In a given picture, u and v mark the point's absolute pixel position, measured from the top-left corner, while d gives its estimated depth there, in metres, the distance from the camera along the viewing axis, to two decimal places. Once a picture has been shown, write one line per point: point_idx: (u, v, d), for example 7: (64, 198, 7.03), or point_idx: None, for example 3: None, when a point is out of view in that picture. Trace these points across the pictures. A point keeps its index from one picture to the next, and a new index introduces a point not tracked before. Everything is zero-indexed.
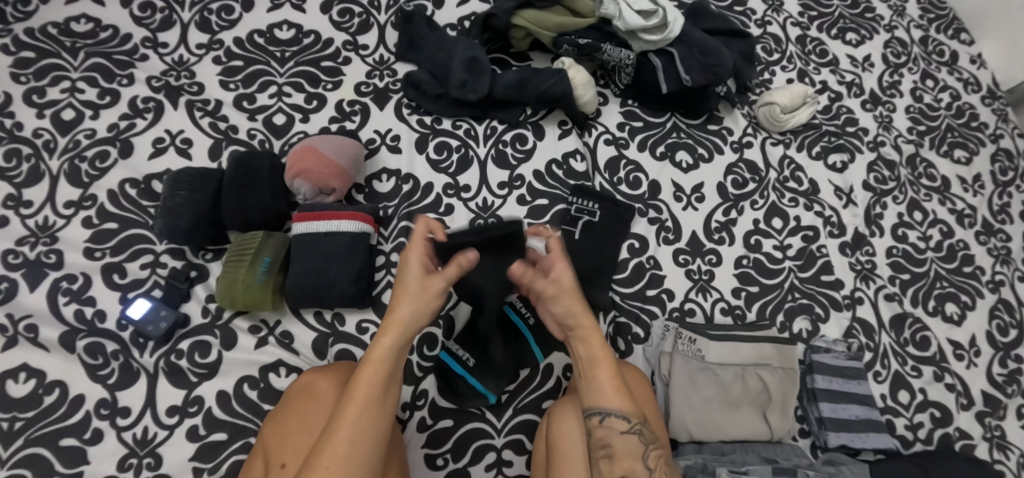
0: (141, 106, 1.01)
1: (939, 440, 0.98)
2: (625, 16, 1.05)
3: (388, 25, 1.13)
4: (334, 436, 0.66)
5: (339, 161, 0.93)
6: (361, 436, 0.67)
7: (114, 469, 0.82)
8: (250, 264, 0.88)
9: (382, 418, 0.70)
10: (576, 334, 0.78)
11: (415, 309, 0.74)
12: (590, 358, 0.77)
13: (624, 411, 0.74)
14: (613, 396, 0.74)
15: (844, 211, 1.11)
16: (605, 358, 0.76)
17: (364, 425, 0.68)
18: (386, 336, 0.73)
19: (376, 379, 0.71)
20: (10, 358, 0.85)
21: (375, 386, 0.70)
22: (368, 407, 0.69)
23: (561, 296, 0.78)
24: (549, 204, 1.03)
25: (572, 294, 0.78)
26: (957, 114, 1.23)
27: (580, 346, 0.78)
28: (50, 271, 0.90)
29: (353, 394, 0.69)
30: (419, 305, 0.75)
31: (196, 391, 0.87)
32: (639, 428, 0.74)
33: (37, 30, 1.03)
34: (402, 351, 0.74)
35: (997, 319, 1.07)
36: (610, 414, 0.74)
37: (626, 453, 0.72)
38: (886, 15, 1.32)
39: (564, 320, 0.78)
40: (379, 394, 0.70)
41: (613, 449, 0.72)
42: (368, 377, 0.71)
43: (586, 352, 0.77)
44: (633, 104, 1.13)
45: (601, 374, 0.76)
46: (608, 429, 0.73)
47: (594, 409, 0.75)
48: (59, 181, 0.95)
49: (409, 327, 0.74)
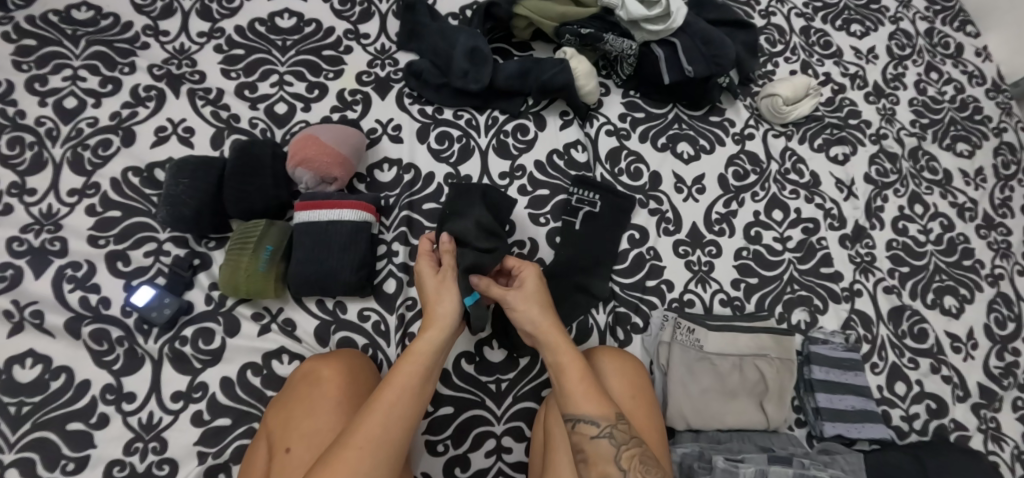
0: (143, 95, 1.01)
1: (934, 431, 0.99)
2: (628, 4, 1.05)
3: (390, 14, 1.12)
4: (371, 413, 0.69)
5: (339, 150, 0.93)
6: (398, 419, 0.70)
7: (120, 453, 0.84)
8: (253, 252, 0.88)
9: (417, 408, 0.73)
10: (542, 340, 0.81)
11: (452, 308, 0.81)
12: (557, 362, 0.79)
13: (590, 414, 0.74)
14: (579, 398, 0.75)
15: (844, 204, 1.11)
16: (569, 359, 0.78)
17: (403, 410, 0.71)
18: (430, 331, 0.79)
19: (418, 366, 0.75)
20: (16, 344, 0.86)
21: (419, 375, 0.74)
22: (410, 391, 0.73)
23: (524, 304, 0.83)
24: (549, 194, 1.04)
25: (531, 298, 0.84)
26: (961, 107, 1.23)
27: (545, 350, 0.81)
28: (55, 258, 0.91)
29: (395, 378, 0.73)
30: (453, 303, 0.82)
31: (200, 377, 0.88)
32: (610, 431, 0.73)
33: (38, 17, 1.03)
34: (443, 350, 0.79)
35: (996, 312, 1.08)
36: (580, 419, 0.74)
37: (599, 457, 0.72)
38: (891, 7, 1.31)
39: (530, 328, 0.82)
40: (421, 384, 0.74)
41: (587, 455, 0.73)
42: (408, 366, 0.75)
43: (552, 356, 0.80)
44: (635, 95, 1.13)
45: (568, 378, 0.77)
46: (579, 435, 0.73)
47: (566, 416, 0.75)
48: (63, 169, 0.96)
49: (448, 322, 0.80)
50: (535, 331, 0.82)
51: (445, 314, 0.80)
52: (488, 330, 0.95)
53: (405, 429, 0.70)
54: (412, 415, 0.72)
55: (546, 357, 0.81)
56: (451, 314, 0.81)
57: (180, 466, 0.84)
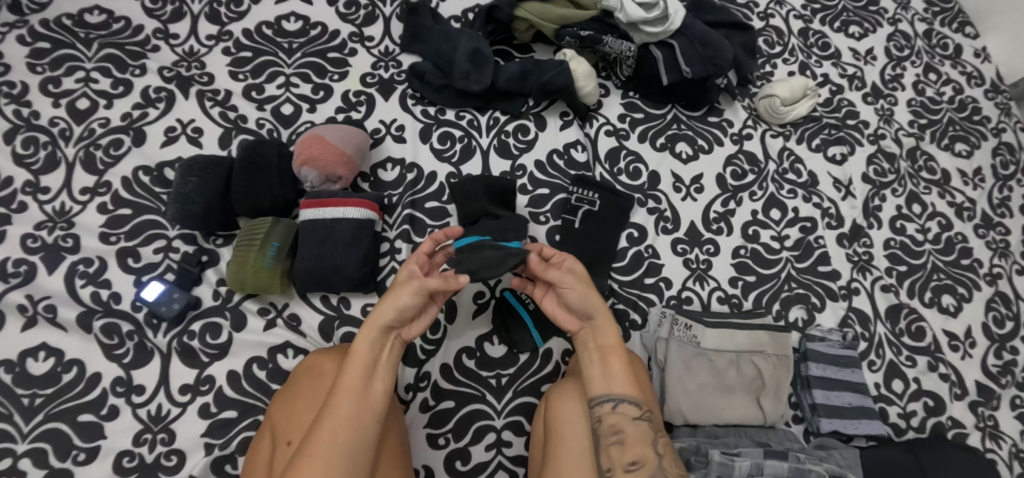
0: (153, 96, 1.04)
1: (932, 429, 0.99)
2: (626, 8, 1.07)
3: (393, 17, 1.15)
4: (321, 427, 0.69)
5: (344, 149, 0.96)
6: (344, 434, 0.69)
7: (129, 444, 0.86)
8: (260, 248, 0.91)
9: (365, 412, 0.72)
10: (593, 322, 0.81)
11: (391, 306, 0.76)
12: (605, 345, 0.80)
13: (634, 397, 0.77)
14: (624, 382, 0.77)
15: (842, 203, 1.12)
16: (620, 343, 0.80)
17: (348, 419, 0.70)
18: (364, 334, 0.76)
19: (359, 371, 0.74)
20: (30, 337, 0.89)
21: (360, 379, 0.73)
22: (354, 399, 0.72)
23: (579, 283, 0.80)
24: (549, 193, 1.05)
25: (586, 279, 0.81)
26: (959, 108, 1.24)
27: (597, 332, 0.81)
28: (68, 255, 0.93)
29: (342, 387, 0.72)
30: (397, 302, 0.76)
31: (207, 371, 0.90)
32: (647, 415, 0.77)
33: (52, 21, 1.06)
34: (384, 346, 0.77)
35: (994, 311, 1.09)
36: (622, 401, 0.76)
37: (636, 440, 0.75)
38: (889, 9, 1.32)
39: (585, 306, 0.80)
40: (363, 387, 0.73)
41: (625, 435, 0.75)
42: (351, 370, 0.73)
43: (603, 339, 0.80)
44: (634, 96, 1.14)
45: (615, 361, 0.79)
46: (620, 415, 0.76)
47: (607, 397, 0.77)
48: (75, 168, 0.98)
49: (385, 324, 0.76)
50: (590, 312, 0.80)
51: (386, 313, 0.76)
52: (489, 326, 0.97)
53: (356, 437, 0.70)
54: (359, 421, 0.71)
55: (595, 339, 0.81)
56: (392, 314, 0.76)
57: (187, 457, 0.86)
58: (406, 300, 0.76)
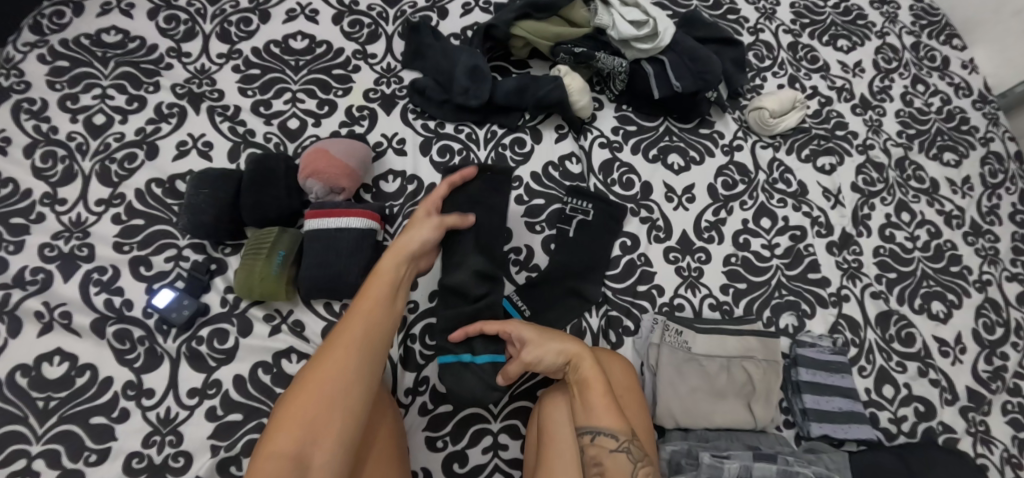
0: (166, 112, 1.09)
1: (922, 433, 1.01)
2: (618, 26, 1.12)
3: (396, 35, 1.19)
4: (350, 324, 0.80)
5: (348, 163, 1.00)
6: (370, 330, 0.80)
7: (139, 445, 0.89)
8: (266, 257, 0.95)
9: (387, 317, 0.83)
10: (572, 367, 0.85)
11: (415, 235, 0.89)
12: (584, 380, 0.84)
13: (612, 429, 0.80)
14: (603, 415, 0.81)
15: (831, 212, 1.15)
16: (597, 377, 0.83)
17: (374, 320, 0.81)
18: (391, 255, 0.87)
19: (384, 284, 0.85)
20: (46, 342, 0.93)
21: (383, 291, 0.84)
22: (379, 307, 0.83)
23: (539, 344, 0.86)
24: (545, 203, 1.09)
25: (543, 336, 0.87)
26: (947, 118, 1.27)
27: (574, 370, 0.85)
28: (83, 263, 0.97)
29: (368, 295, 0.83)
30: (419, 233, 0.90)
31: (214, 375, 0.94)
32: (628, 446, 0.80)
33: (71, 41, 1.11)
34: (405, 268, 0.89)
35: (984, 317, 1.11)
36: (600, 433, 0.81)
37: (615, 469, 0.79)
38: (877, 22, 1.36)
39: (553, 362, 0.85)
40: (386, 297, 0.84)
41: (604, 466, 0.79)
42: (377, 282, 0.85)
43: (580, 375, 0.84)
44: (627, 109, 1.18)
45: (594, 396, 0.82)
46: (599, 447, 0.80)
47: (587, 429, 0.81)
48: (91, 181, 1.03)
49: (410, 249, 0.88)
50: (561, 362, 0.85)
51: (409, 241, 0.89)
52: None
53: (379, 337, 0.81)
54: (382, 325, 0.82)
55: (574, 376, 0.85)
56: (415, 241, 0.89)
57: (194, 458, 0.89)
58: (426, 233, 0.90)
